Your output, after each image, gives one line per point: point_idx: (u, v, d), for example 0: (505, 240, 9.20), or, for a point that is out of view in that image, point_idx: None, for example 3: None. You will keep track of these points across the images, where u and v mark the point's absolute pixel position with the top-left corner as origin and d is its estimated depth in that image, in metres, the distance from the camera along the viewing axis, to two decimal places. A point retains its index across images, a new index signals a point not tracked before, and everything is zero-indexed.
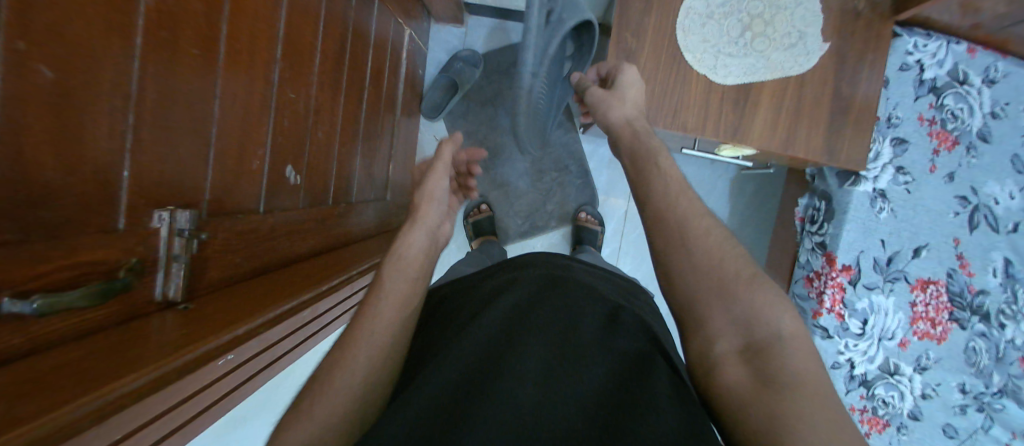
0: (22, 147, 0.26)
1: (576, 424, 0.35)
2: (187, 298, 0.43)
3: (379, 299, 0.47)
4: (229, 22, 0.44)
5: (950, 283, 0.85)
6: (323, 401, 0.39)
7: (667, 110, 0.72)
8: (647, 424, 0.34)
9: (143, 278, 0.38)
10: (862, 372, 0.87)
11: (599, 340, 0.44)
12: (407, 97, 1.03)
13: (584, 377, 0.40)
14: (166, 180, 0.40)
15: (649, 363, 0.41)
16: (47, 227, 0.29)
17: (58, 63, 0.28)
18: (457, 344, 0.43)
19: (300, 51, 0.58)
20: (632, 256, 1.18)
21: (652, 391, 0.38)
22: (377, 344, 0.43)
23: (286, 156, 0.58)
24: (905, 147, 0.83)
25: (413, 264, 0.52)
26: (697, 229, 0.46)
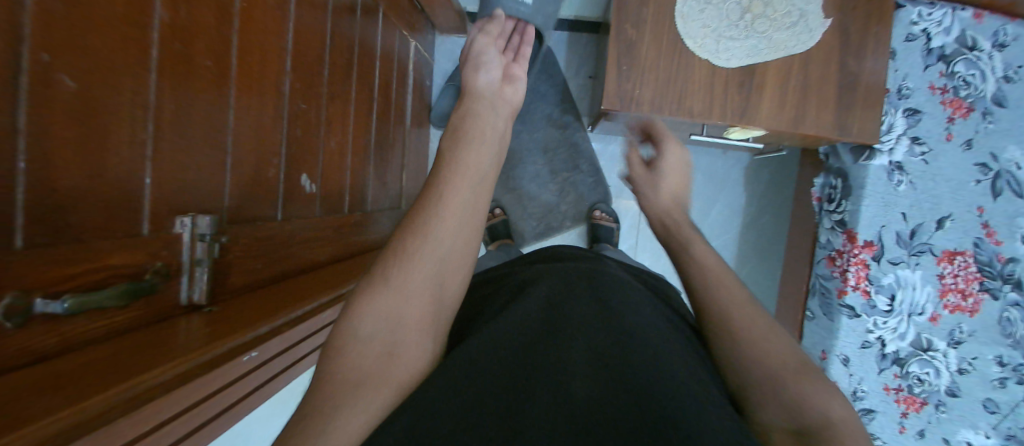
0: (50, 155, 0.27)
1: (628, 410, 0.33)
2: (211, 302, 0.44)
3: (456, 172, 0.46)
4: (240, 36, 0.45)
5: (977, 252, 0.82)
6: (404, 266, 0.40)
7: (672, 96, 0.72)
8: (702, 418, 0.32)
9: (168, 282, 0.39)
10: (894, 350, 0.86)
11: (639, 332, 0.42)
12: (415, 109, 1.04)
13: (630, 362, 0.37)
14: (187, 190, 0.41)
15: (688, 365, 0.39)
16: (73, 234, 0.30)
17: (81, 76, 0.29)
18: (491, 328, 0.42)
19: (310, 67, 0.59)
20: (649, 249, 1.17)
21: (698, 390, 0.35)
22: (454, 206, 0.44)
23: (300, 167, 0.59)
24: (918, 117, 0.81)
25: (481, 136, 0.51)
26: (741, 317, 0.45)
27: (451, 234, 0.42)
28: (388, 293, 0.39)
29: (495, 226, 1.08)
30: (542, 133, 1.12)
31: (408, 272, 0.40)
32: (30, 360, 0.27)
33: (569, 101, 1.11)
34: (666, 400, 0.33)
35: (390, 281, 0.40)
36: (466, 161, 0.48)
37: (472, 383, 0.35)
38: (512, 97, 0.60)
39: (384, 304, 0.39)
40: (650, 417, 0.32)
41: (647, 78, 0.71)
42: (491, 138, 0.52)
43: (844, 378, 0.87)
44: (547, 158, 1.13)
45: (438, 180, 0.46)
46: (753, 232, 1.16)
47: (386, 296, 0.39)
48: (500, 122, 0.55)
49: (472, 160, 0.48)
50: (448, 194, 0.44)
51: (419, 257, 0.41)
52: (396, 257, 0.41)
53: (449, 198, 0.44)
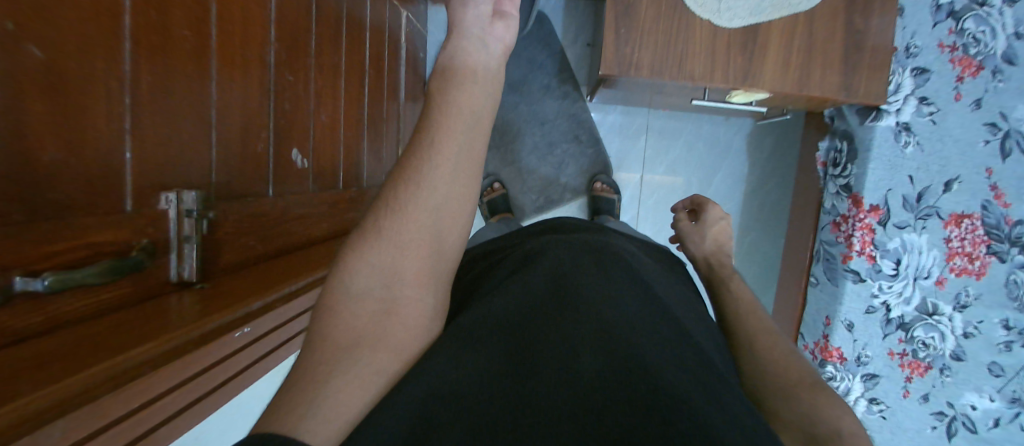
0: (21, 128, 0.26)
1: (636, 390, 0.32)
2: (203, 279, 0.43)
3: (449, 117, 0.42)
4: (220, 4, 0.43)
5: (984, 215, 0.80)
6: (390, 234, 0.38)
7: (672, 59, 0.70)
8: (712, 404, 0.32)
9: (156, 260, 0.38)
10: (899, 314, 0.85)
11: (644, 313, 0.41)
12: (408, 83, 1.01)
13: (637, 343, 0.36)
14: (172, 166, 0.39)
15: (694, 345, 0.39)
16: (51, 210, 0.28)
17: (52, 47, 0.27)
18: (497, 302, 0.41)
19: (296, 35, 0.57)
20: (652, 220, 1.16)
21: (704, 376, 0.35)
22: (440, 171, 0.39)
23: (291, 139, 0.57)
24: (926, 77, 0.79)
25: (473, 77, 0.44)
26: (767, 341, 0.48)
27: (446, 182, 0.40)
28: (384, 247, 0.38)
29: (494, 200, 1.07)
30: (542, 104, 1.10)
31: (403, 224, 0.38)
32: (13, 341, 0.26)
33: (567, 71, 1.08)
34: (674, 383, 0.32)
35: (384, 234, 0.38)
36: (459, 104, 0.43)
37: (475, 359, 0.34)
38: (504, 34, 0.48)
39: (381, 257, 0.38)
40: (660, 398, 0.31)
41: (645, 40, 0.69)
42: (488, 81, 0.45)
43: (849, 343, 0.87)
44: (545, 130, 1.11)
45: (431, 126, 0.42)
46: (756, 201, 1.14)
47: (381, 250, 0.38)
48: (495, 61, 0.46)
49: (465, 103, 0.43)
50: (441, 142, 0.40)
51: (413, 208, 0.39)
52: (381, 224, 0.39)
53: (443, 145, 0.40)
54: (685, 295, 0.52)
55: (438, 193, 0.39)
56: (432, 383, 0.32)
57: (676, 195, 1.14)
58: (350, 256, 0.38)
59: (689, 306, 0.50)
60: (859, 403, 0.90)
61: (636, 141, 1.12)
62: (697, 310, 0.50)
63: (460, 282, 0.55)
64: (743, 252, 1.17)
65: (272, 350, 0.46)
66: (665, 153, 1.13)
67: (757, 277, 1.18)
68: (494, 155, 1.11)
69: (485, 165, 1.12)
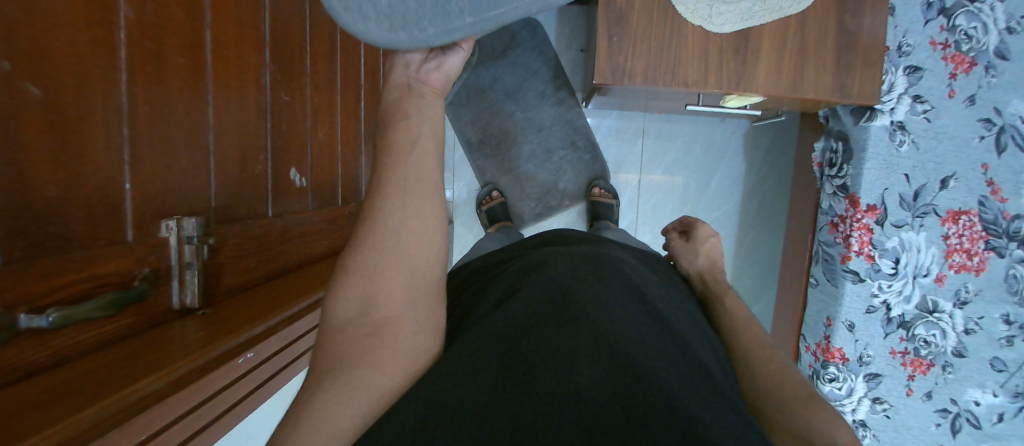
0: (20, 167, 0.26)
1: (640, 403, 0.32)
2: (204, 304, 0.43)
3: (393, 140, 0.42)
4: (212, 31, 0.43)
5: (982, 211, 0.80)
6: (366, 275, 0.38)
7: (665, 66, 0.70)
8: (712, 416, 0.32)
9: (158, 288, 0.38)
10: (899, 313, 0.86)
11: (643, 324, 0.42)
12: None
13: (637, 354, 0.37)
14: (172, 193, 0.40)
15: (692, 358, 0.39)
16: (52, 246, 0.29)
17: (50, 84, 0.28)
18: (496, 315, 0.41)
19: (291, 54, 0.57)
20: (651, 223, 1.16)
21: (701, 389, 0.36)
22: (407, 205, 0.40)
23: (288, 161, 0.58)
24: (919, 75, 0.79)
25: (411, 94, 0.44)
26: (761, 356, 0.48)
27: (400, 204, 0.39)
28: (355, 279, 0.38)
29: (493, 209, 1.07)
30: (537, 110, 1.10)
31: (367, 253, 0.39)
32: (19, 377, 0.26)
33: (563, 77, 1.09)
34: (676, 395, 0.33)
35: (352, 266, 0.39)
36: (398, 125, 0.42)
37: (478, 375, 0.34)
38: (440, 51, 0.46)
39: (353, 288, 0.38)
40: (663, 411, 0.31)
41: (637, 48, 0.69)
42: (428, 94, 0.44)
43: (850, 344, 0.87)
44: (542, 137, 1.11)
45: (380, 154, 0.42)
46: (755, 201, 1.14)
47: (353, 282, 0.38)
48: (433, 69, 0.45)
49: (405, 122, 0.42)
50: (389, 167, 0.41)
51: (376, 245, 0.39)
52: (358, 266, 0.39)
53: (390, 170, 0.41)
54: (682, 305, 0.53)
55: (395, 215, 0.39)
56: (425, 407, 0.32)
57: (675, 197, 1.14)
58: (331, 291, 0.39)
59: (686, 315, 0.50)
60: (862, 403, 0.90)
61: (633, 145, 1.13)
62: (694, 319, 0.51)
63: (459, 297, 0.55)
64: (743, 253, 1.17)
65: (277, 373, 0.46)
66: (663, 156, 1.13)
67: (758, 277, 1.18)
68: (491, 163, 1.12)
69: (482, 173, 1.12)
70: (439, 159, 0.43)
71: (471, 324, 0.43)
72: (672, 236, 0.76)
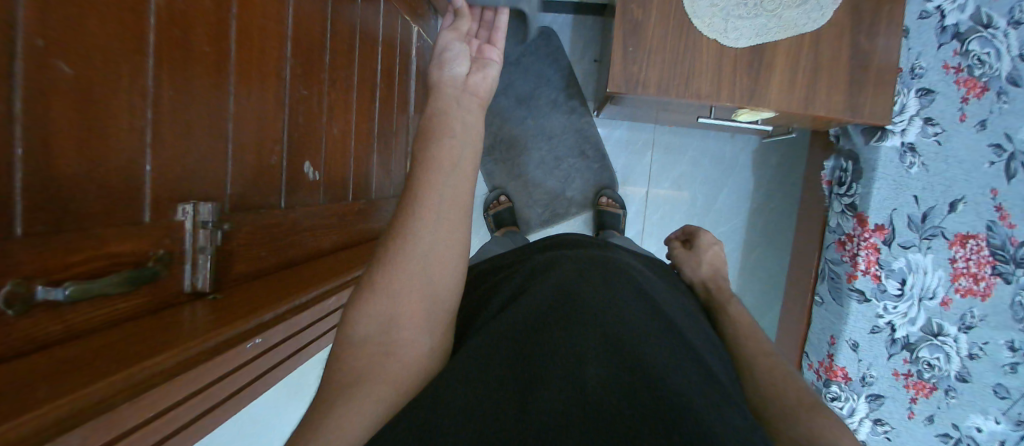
0: (48, 142, 0.26)
1: (645, 405, 0.32)
2: (215, 289, 0.43)
3: (432, 170, 0.43)
4: (239, 23, 0.44)
5: (990, 236, 0.80)
6: (393, 279, 0.39)
7: (679, 78, 0.71)
8: (716, 418, 0.32)
9: (171, 270, 0.38)
10: (904, 335, 0.85)
11: (649, 327, 0.42)
12: (419, 96, 1.02)
13: (642, 355, 0.37)
14: (189, 177, 0.40)
15: (697, 363, 0.39)
16: (75, 221, 0.29)
17: (82, 63, 0.28)
18: (504, 317, 0.41)
19: (312, 51, 0.58)
20: (657, 235, 1.16)
21: (706, 393, 0.35)
22: (443, 216, 0.41)
23: (303, 155, 0.58)
24: (931, 97, 0.80)
25: (450, 131, 0.46)
26: (765, 364, 0.48)
27: (431, 216, 0.41)
28: (378, 298, 0.39)
29: (500, 213, 1.08)
30: (548, 117, 1.11)
31: (393, 275, 0.39)
32: (29, 349, 0.26)
33: (575, 85, 1.10)
34: (681, 397, 0.33)
35: (377, 286, 0.39)
36: (438, 158, 0.44)
37: (486, 375, 0.35)
38: (480, 87, 0.52)
39: (377, 308, 0.38)
40: (668, 413, 0.31)
41: (652, 59, 0.70)
42: (465, 134, 0.47)
43: (853, 363, 0.87)
44: (551, 144, 1.12)
45: (415, 181, 0.43)
46: (761, 218, 1.15)
47: (377, 296, 0.39)
48: (472, 115, 0.49)
49: (445, 155, 0.44)
50: (425, 194, 0.42)
51: (403, 256, 0.40)
52: (385, 271, 0.40)
53: (426, 186, 0.42)
54: (688, 309, 0.53)
55: (426, 244, 0.40)
56: (430, 407, 0.32)
57: (681, 210, 1.14)
58: (350, 308, 0.39)
59: (692, 320, 0.50)
60: (863, 423, 0.90)
61: (642, 156, 1.13)
62: (700, 324, 0.50)
63: (468, 297, 0.56)
64: (748, 269, 1.17)
65: (281, 361, 0.47)
66: (671, 168, 1.13)
67: (762, 294, 1.17)
68: (500, 167, 1.12)
69: (491, 178, 1.13)
70: (471, 193, 0.45)
71: (479, 324, 0.44)
72: (674, 245, 0.76)
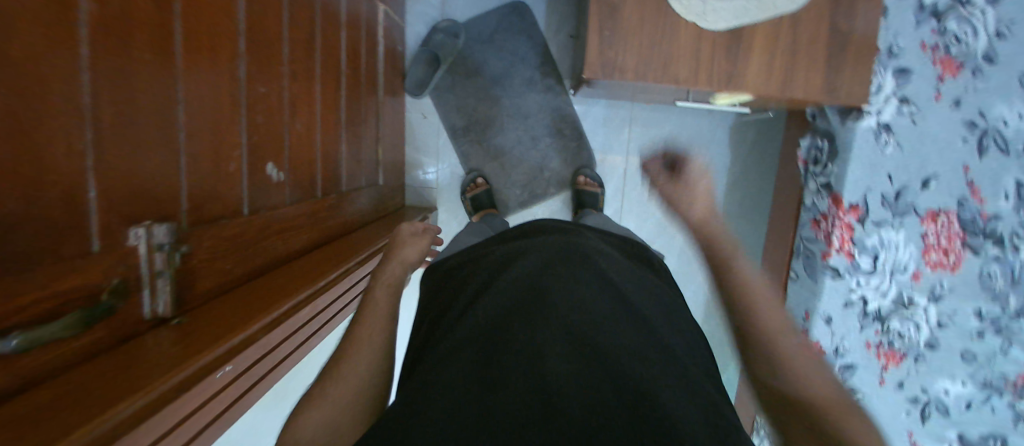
0: None
1: (610, 390, 0.35)
2: (179, 313, 0.42)
3: (367, 306, 0.48)
4: (184, 21, 0.41)
5: (961, 211, 0.83)
6: (337, 387, 0.39)
7: (657, 62, 0.69)
8: (675, 390, 0.35)
9: (127, 300, 0.37)
10: (876, 308, 0.87)
11: (616, 308, 0.44)
12: (388, 77, 0.98)
13: (607, 340, 0.39)
14: (139, 197, 0.38)
15: (663, 339, 0.42)
16: (18, 261, 0.28)
17: (8, 91, 0.26)
18: (467, 321, 0.42)
19: (267, 41, 0.54)
20: (636, 214, 1.16)
21: (667, 365, 0.38)
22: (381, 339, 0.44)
23: (264, 155, 0.55)
24: (908, 77, 0.78)
25: (385, 274, 0.55)
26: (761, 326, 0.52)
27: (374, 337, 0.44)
28: (325, 401, 0.38)
29: (478, 196, 1.06)
30: (523, 96, 1.08)
31: (341, 380, 0.40)
32: None
33: (550, 63, 1.07)
34: (644, 377, 0.35)
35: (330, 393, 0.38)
36: (377, 297, 0.50)
37: (458, 373, 0.36)
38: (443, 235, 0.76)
39: (324, 409, 0.37)
40: (633, 396, 0.34)
41: (629, 44, 0.68)
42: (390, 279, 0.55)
43: (827, 336, 0.88)
44: (528, 123, 1.09)
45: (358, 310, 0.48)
46: (738, 195, 1.15)
47: (324, 403, 0.37)
48: (407, 255, 0.59)
49: (381, 290, 0.52)
50: (370, 324, 0.46)
51: (349, 367, 0.41)
52: (332, 377, 0.40)
53: (365, 314, 0.47)
54: (658, 284, 0.54)
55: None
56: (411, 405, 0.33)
57: None
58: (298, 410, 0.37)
59: (662, 293, 0.52)
60: None
61: (619, 135, 1.11)
62: (672, 303, 0.51)
63: (438, 290, 0.56)
64: None
65: (261, 381, 0.45)
66: (650, 146, 1.12)
67: None
68: (476, 149, 1.10)
69: (468, 159, 1.11)
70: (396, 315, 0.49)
71: (444, 328, 0.44)
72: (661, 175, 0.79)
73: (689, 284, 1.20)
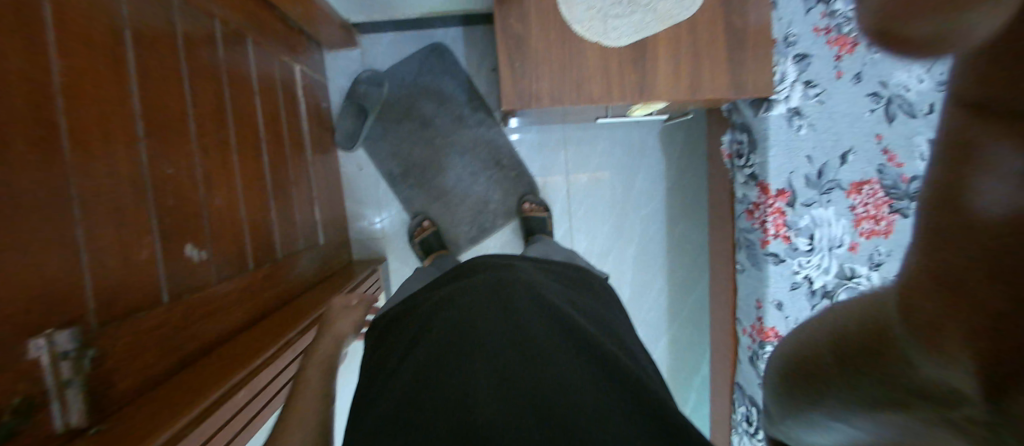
0: None
1: (524, 422, 0.41)
2: (96, 420, 0.41)
3: (299, 391, 0.51)
4: (70, 117, 0.41)
5: (883, 178, 0.86)
6: None
7: (569, 83, 0.71)
8: (576, 414, 0.42)
9: (33, 416, 0.36)
10: (822, 284, 0.90)
11: (535, 338, 0.49)
12: (315, 133, 0.98)
13: (525, 375, 0.45)
14: (36, 306, 0.37)
15: (578, 362, 0.48)
16: None
17: None
18: (403, 374, 0.48)
19: (168, 121, 0.54)
20: (585, 231, 1.18)
21: (576, 391, 0.44)
22: (309, 424, 0.47)
23: (182, 239, 0.55)
24: (807, 62, 0.84)
25: (320, 352, 0.58)
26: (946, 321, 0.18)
27: (303, 423, 0.47)
28: None
29: (426, 239, 1.06)
30: (456, 133, 1.10)
31: None
32: None
33: (477, 98, 1.09)
34: (551, 409, 0.42)
35: None
36: (309, 376, 0.53)
37: (388, 429, 0.42)
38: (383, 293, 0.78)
39: None
40: (540, 426, 0.41)
41: (539, 71, 0.71)
42: (322, 355, 0.58)
43: (781, 321, 0.91)
44: (466, 160, 1.11)
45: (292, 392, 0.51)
46: (679, 196, 1.18)
47: None
48: (342, 330, 0.63)
49: (314, 370, 0.55)
50: (301, 408, 0.49)
51: None
52: None
53: (297, 397, 0.50)
54: (582, 306, 0.60)
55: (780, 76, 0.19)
56: None
57: (603, 202, 1.17)
58: None
59: (584, 315, 0.58)
60: None
61: (557, 155, 1.14)
62: (594, 322, 0.57)
63: (380, 338, 0.60)
64: (677, 245, 1.21)
65: None
66: (587, 161, 1.15)
67: (692, 266, 1.23)
68: (418, 192, 1.11)
69: (411, 203, 1.11)
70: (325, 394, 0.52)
71: (380, 384, 0.49)
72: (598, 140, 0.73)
73: (648, 289, 1.23)
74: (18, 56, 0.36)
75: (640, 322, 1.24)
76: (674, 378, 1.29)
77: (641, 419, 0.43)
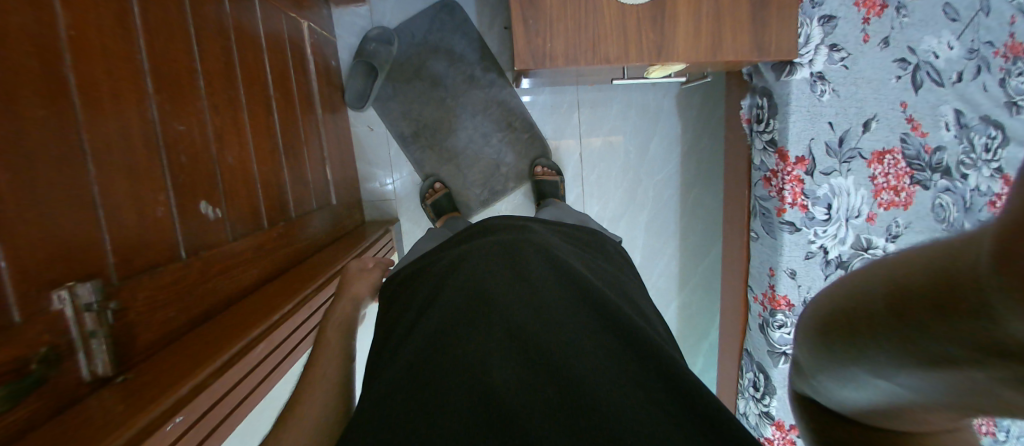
0: None
1: (540, 387, 0.39)
2: (122, 370, 0.41)
3: (320, 349, 0.52)
4: (76, 71, 0.40)
5: (905, 148, 0.86)
6: (291, 432, 0.42)
7: (585, 42, 0.69)
8: (592, 378, 0.40)
9: (60, 365, 0.36)
10: (837, 254, 0.89)
11: (549, 303, 0.48)
12: (324, 93, 0.96)
13: (538, 338, 0.43)
14: (56, 261, 0.37)
15: (593, 328, 0.46)
16: None
17: None
18: (413, 336, 0.45)
19: (176, 76, 0.53)
20: (597, 196, 1.17)
21: (592, 355, 0.42)
22: (329, 380, 0.48)
23: (196, 194, 0.55)
24: (834, 23, 0.80)
25: (339, 312, 0.59)
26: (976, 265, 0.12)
27: (324, 380, 0.48)
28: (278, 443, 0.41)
29: (437, 201, 1.06)
30: (467, 95, 1.08)
31: (293, 423, 0.43)
32: None
33: (489, 58, 1.07)
34: (568, 373, 0.40)
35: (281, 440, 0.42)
36: (329, 338, 0.54)
37: (398, 389, 0.40)
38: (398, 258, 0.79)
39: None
40: (557, 390, 0.39)
41: (554, 29, 0.68)
42: (342, 316, 0.59)
43: (794, 289, 0.91)
44: (477, 122, 1.09)
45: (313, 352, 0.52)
46: (694, 161, 1.16)
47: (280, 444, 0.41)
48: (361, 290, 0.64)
49: (332, 329, 0.56)
50: (322, 367, 0.49)
51: (299, 411, 0.44)
52: (283, 425, 0.43)
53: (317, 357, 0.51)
54: (596, 272, 0.58)
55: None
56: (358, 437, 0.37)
57: (616, 165, 1.15)
58: None
59: (599, 280, 0.56)
60: None
61: (569, 119, 1.12)
62: (608, 286, 0.56)
63: (391, 302, 0.59)
64: (688, 212, 1.20)
65: (222, 423, 0.44)
66: (600, 125, 1.13)
67: (703, 233, 1.22)
68: (429, 155, 1.10)
69: (422, 166, 1.10)
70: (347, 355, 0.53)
71: (393, 344, 0.48)
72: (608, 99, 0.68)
73: (659, 255, 1.23)
74: (22, 9, 0.35)
75: (651, 288, 1.25)
76: (683, 340, 1.31)
77: (663, 379, 0.42)
